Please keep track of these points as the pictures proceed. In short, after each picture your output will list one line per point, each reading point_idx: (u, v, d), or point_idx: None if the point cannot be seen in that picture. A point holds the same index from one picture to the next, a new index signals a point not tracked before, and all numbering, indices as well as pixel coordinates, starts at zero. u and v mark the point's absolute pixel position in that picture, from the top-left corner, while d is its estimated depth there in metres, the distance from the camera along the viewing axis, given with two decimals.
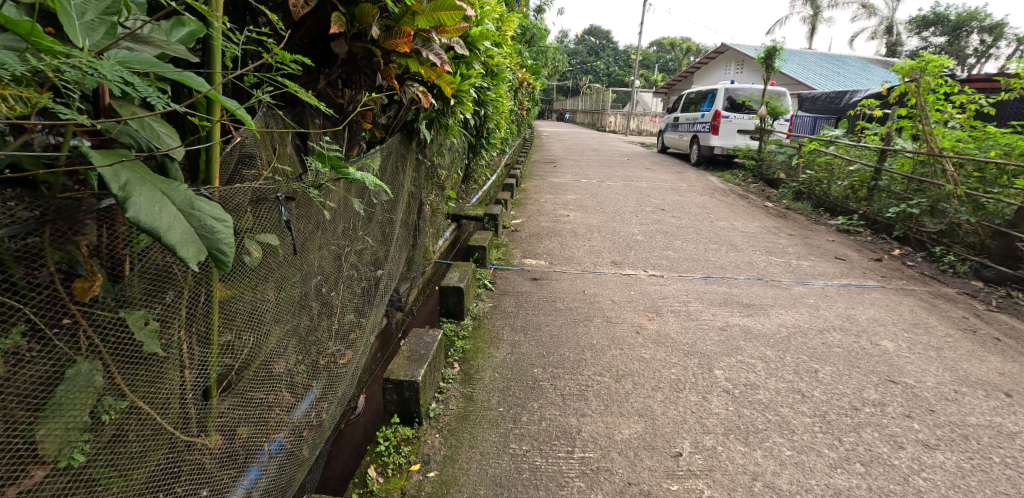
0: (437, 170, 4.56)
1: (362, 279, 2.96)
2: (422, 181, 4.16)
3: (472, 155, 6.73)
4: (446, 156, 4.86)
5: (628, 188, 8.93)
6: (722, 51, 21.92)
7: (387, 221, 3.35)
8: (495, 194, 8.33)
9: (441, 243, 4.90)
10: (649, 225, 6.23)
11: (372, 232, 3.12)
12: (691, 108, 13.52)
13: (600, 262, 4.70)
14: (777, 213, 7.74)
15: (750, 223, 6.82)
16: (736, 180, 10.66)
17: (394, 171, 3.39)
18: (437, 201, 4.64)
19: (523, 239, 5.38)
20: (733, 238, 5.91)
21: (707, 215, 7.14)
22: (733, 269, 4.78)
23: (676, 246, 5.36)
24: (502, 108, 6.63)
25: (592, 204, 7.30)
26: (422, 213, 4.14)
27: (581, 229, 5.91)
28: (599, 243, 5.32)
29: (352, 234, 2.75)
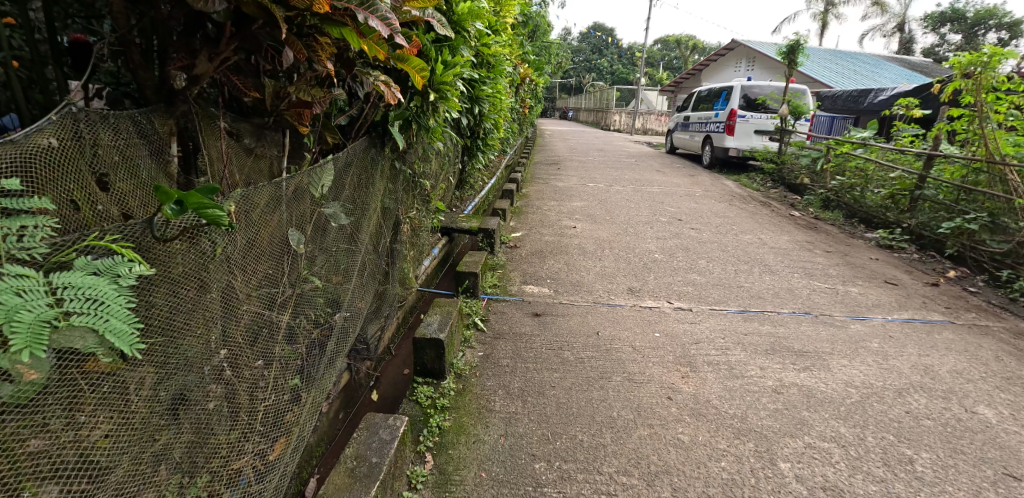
0: (421, 179, 3.82)
1: (309, 330, 2.26)
2: (401, 193, 3.44)
3: (467, 158, 5.99)
4: (434, 163, 4.14)
5: (639, 193, 8.18)
6: (733, 47, 21.02)
7: (347, 249, 2.65)
8: (493, 200, 7.58)
9: (426, 265, 4.15)
10: (666, 241, 5.45)
11: (324, 266, 2.43)
12: (703, 106, 12.72)
13: (615, 291, 3.93)
14: (806, 223, 6.98)
15: (778, 237, 6.06)
16: (755, 184, 9.87)
17: (356, 185, 2.68)
18: (422, 216, 3.91)
19: (523, 258, 4.62)
20: (764, 257, 5.15)
21: (729, 226, 6.38)
22: (772, 299, 4.02)
23: (701, 268, 4.60)
24: (501, 106, 5.88)
25: (601, 213, 6.52)
26: (400, 233, 3.40)
27: (590, 245, 5.14)
28: (612, 265, 4.54)
29: (282, 276, 2.02)
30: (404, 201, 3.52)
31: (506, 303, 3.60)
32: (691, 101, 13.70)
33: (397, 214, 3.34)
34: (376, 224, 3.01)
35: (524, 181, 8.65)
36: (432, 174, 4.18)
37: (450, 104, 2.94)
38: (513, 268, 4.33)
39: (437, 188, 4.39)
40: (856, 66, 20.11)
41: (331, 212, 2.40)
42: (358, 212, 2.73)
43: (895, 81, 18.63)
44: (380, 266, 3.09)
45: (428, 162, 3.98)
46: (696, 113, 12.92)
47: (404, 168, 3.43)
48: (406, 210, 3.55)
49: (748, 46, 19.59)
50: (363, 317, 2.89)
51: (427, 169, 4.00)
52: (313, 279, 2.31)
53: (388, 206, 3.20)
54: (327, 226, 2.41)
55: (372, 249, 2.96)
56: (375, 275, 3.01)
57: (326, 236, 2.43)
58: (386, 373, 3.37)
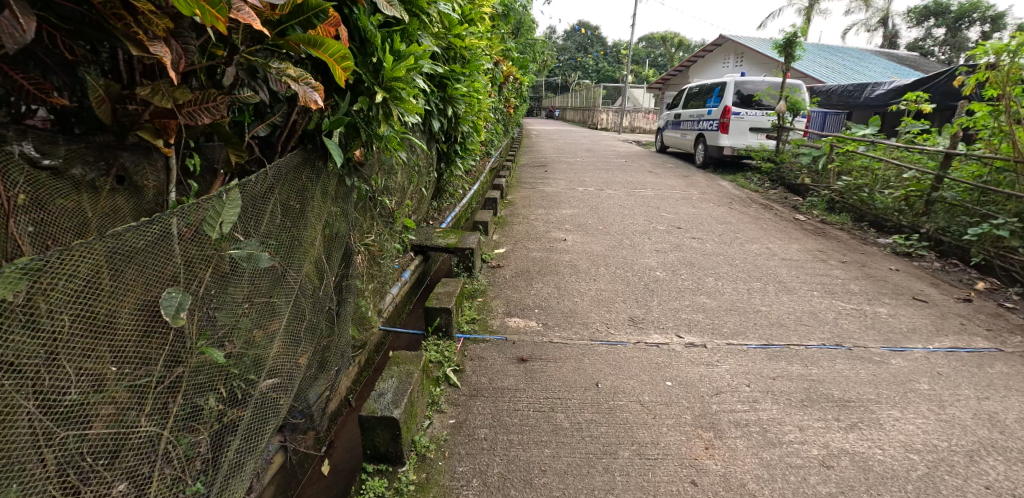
0: (382, 196, 3.22)
1: (213, 411, 1.75)
2: (354, 214, 2.82)
3: (444, 164, 5.40)
4: (400, 174, 3.53)
5: (632, 197, 7.62)
6: (721, 43, 20.57)
7: (276, 295, 2.05)
8: (475, 209, 6.99)
9: (393, 295, 3.55)
10: (667, 254, 4.88)
11: (239, 324, 1.85)
12: (694, 103, 12.22)
13: (615, 322, 3.34)
14: (813, 228, 6.47)
15: (787, 246, 5.53)
16: (752, 184, 9.36)
17: (286, 212, 2.08)
18: (386, 239, 3.30)
19: (507, 280, 4.02)
20: (777, 272, 4.61)
21: (733, 234, 5.84)
22: (795, 327, 3.47)
23: (709, 288, 4.04)
24: (480, 106, 5.29)
25: (592, 222, 5.94)
26: (356, 264, 2.79)
27: (582, 261, 4.55)
28: (608, 287, 3.95)
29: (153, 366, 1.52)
30: (360, 223, 2.91)
31: (484, 343, 3.01)
32: (682, 98, 13.18)
33: (350, 241, 2.73)
34: (321, 256, 2.41)
35: (509, 186, 8.04)
36: (398, 188, 3.57)
37: (408, 106, 2.35)
38: (494, 294, 3.73)
39: (405, 203, 3.78)
40: (845, 60, 19.74)
41: (245, 253, 1.81)
42: (291, 245, 2.13)
43: (886, 74, 18.28)
44: (328, 307, 2.50)
45: (391, 173, 3.37)
46: (687, 111, 12.41)
47: (357, 184, 2.83)
48: (363, 235, 2.93)
49: (737, 41, 19.14)
50: (302, 377, 2.30)
51: (390, 182, 3.39)
52: (217, 346, 1.75)
53: (336, 231, 2.59)
54: (241, 270, 1.82)
55: (316, 288, 2.36)
56: (320, 321, 2.42)
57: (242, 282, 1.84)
58: (341, 434, 2.77)
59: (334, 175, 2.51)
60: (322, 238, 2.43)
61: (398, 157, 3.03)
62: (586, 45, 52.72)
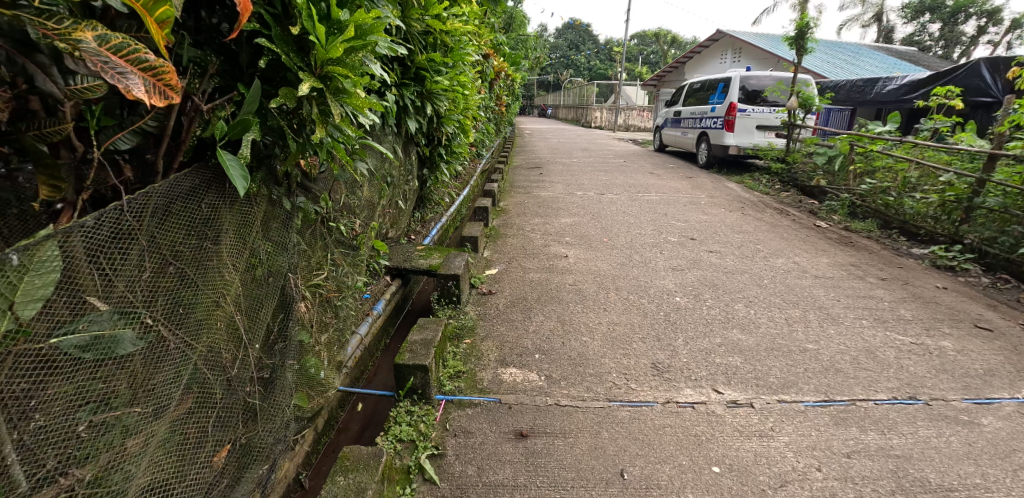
0: (341, 218, 2.55)
1: None
2: (301, 246, 2.17)
3: (426, 171, 4.74)
4: (366, 187, 2.87)
5: (636, 202, 6.97)
6: (719, 38, 19.95)
7: (163, 384, 1.47)
8: (463, 218, 6.32)
9: (355, 339, 2.89)
10: (683, 273, 4.24)
11: (90, 439, 1.28)
12: (695, 100, 11.60)
13: (634, 373, 2.69)
14: (837, 237, 5.84)
15: (816, 259, 4.90)
16: (761, 186, 8.74)
17: (175, 264, 1.49)
18: (351, 271, 2.64)
19: (499, 311, 3.36)
20: (812, 294, 3.98)
21: (753, 245, 5.20)
22: (853, 373, 2.84)
23: (740, 320, 3.39)
24: (469, 103, 4.63)
25: (594, 233, 5.28)
26: (299, 314, 2.10)
27: (586, 283, 3.89)
28: (622, 320, 3.29)
29: None
30: (311, 257, 2.25)
31: (472, 408, 2.35)
32: (682, 95, 12.55)
33: (296, 284, 2.08)
34: (246, 314, 1.79)
35: (501, 191, 7.35)
36: (366, 205, 2.91)
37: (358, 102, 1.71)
38: (483, 332, 3.07)
39: (374, 223, 3.11)
40: (844, 55, 19.21)
41: (91, 336, 1.24)
42: (186, 311, 1.54)
43: (887, 71, 17.76)
44: (260, 379, 1.87)
45: (353, 187, 2.71)
46: (688, 108, 11.77)
47: (304, 206, 2.17)
48: (315, 271, 2.27)
49: (735, 36, 18.52)
50: (211, 484, 1.68)
51: (353, 199, 2.71)
52: (42, 484, 1.18)
53: (273, 275, 1.95)
54: (86, 363, 1.24)
55: (238, 359, 1.75)
56: (246, 401, 1.79)
57: (92, 380, 1.26)
58: None
59: (263, 197, 1.86)
60: (247, 290, 1.80)
61: (359, 171, 2.38)
62: (577, 42, 52.02)
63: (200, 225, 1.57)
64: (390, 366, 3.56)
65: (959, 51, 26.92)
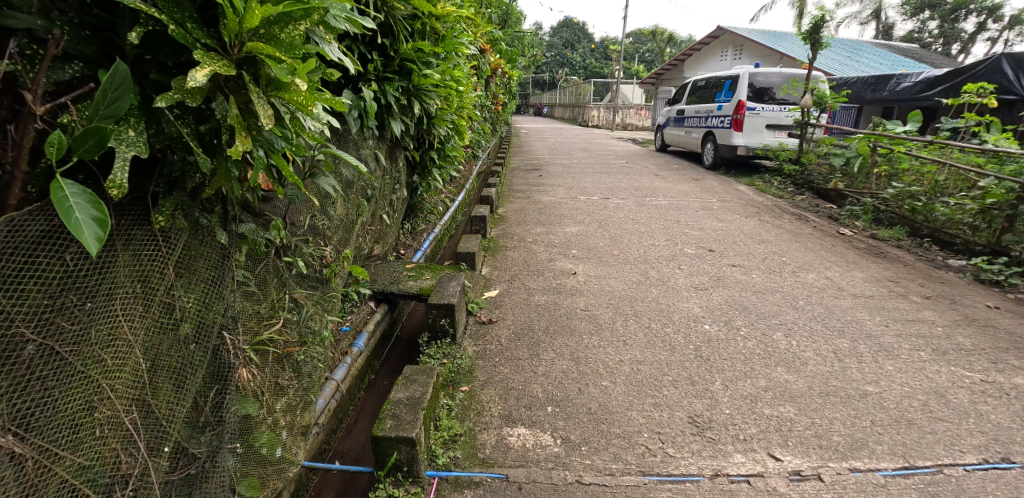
0: (303, 248, 2.02)
1: None
2: (246, 290, 1.68)
3: (415, 175, 4.22)
4: (342, 203, 2.39)
5: (644, 207, 6.49)
6: (718, 34, 19.53)
7: None
8: (458, 226, 5.84)
9: (328, 388, 2.41)
10: (708, 293, 3.75)
11: None
12: (700, 97, 11.13)
13: (670, 432, 2.19)
14: (865, 247, 5.38)
15: (849, 274, 4.42)
16: (773, 189, 8.28)
17: (29, 337, 1.02)
18: (319, 312, 2.12)
19: (501, 347, 2.86)
20: (856, 318, 3.50)
21: (778, 257, 4.72)
22: (930, 427, 2.37)
23: (782, 355, 2.91)
24: (465, 101, 4.10)
25: (603, 245, 4.78)
26: (240, 383, 1.59)
27: (600, 308, 3.39)
28: (646, 356, 2.80)
29: None
30: (262, 303, 1.75)
31: (472, 490, 1.85)
32: (685, 92, 12.10)
33: (238, 344, 1.59)
34: (159, 390, 1.32)
35: (499, 196, 6.86)
36: (344, 224, 2.43)
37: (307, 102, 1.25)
38: (483, 376, 2.57)
39: (352, 246, 2.59)
40: (846, 52, 18.79)
41: None
42: (48, 407, 1.06)
43: (890, 67, 17.34)
44: (186, 476, 1.40)
45: (324, 203, 2.22)
46: (691, 107, 11.31)
47: (251, 236, 1.70)
48: (268, 322, 1.76)
49: (735, 32, 18.09)
50: None
51: (324, 220, 2.22)
52: None
53: (204, 331, 1.48)
54: None
55: (150, 459, 1.26)
56: None
57: None
58: None
59: (183, 230, 1.39)
60: (159, 356, 1.33)
61: (327, 187, 1.89)
62: (573, 41, 51.54)
63: (70, 273, 1.10)
64: (377, 408, 3.09)
65: (960, 48, 26.53)
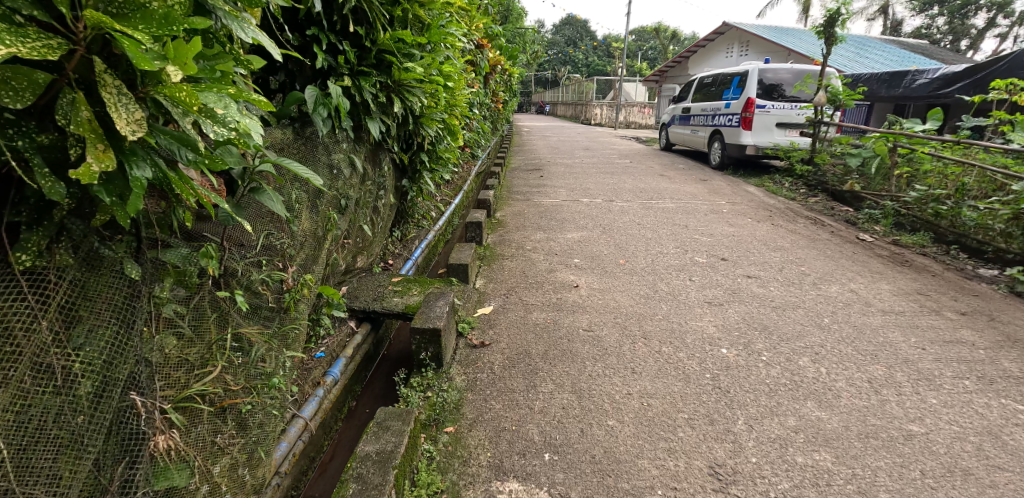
0: (253, 276, 1.71)
1: None
2: (174, 331, 1.40)
3: (403, 180, 3.92)
4: (308, 214, 2.09)
5: (649, 211, 6.16)
6: (724, 31, 19.07)
7: None
8: (452, 232, 5.54)
9: (293, 430, 2.08)
10: (723, 309, 3.42)
11: None
12: (706, 95, 10.77)
13: (688, 488, 1.88)
14: (888, 254, 5.04)
15: (874, 287, 4.08)
16: (784, 190, 7.92)
17: None
18: (274, 348, 1.78)
19: (493, 375, 2.54)
20: (888, 341, 3.17)
21: (796, 267, 4.39)
22: (989, 480, 2.04)
23: (810, 387, 2.59)
24: (457, 99, 3.78)
25: (607, 254, 4.46)
26: (152, 453, 1.27)
27: (605, 328, 3.06)
28: (657, 389, 2.47)
29: None
30: (195, 347, 1.44)
31: None
32: (691, 90, 11.74)
33: (154, 404, 1.29)
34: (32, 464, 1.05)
35: (497, 198, 6.54)
36: (313, 240, 2.13)
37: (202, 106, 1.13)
38: (471, 413, 2.25)
39: (323, 265, 2.27)
40: (855, 49, 18.35)
41: None
42: None
43: (901, 64, 16.88)
44: None
45: (286, 218, 1.92)
46: (698, 104, 10.96)
47: (184, 265, 1.41)
48: (203, 370, 1.45)
49: (742, 28, 17.66)
50: None
51: (286, 238, 1.92)
52: None
53: (110, 388, 1.20)
54: None
55: None
56: None
57: None
58: None
59: (70, 267, 1.14)
60: (38, 432, 1.06)
61: (271, 204, 1.62)
62: (575, 37, 51.01)
63: None
64: (356, 444, 2.71)
65: (970, 44, 26.01)
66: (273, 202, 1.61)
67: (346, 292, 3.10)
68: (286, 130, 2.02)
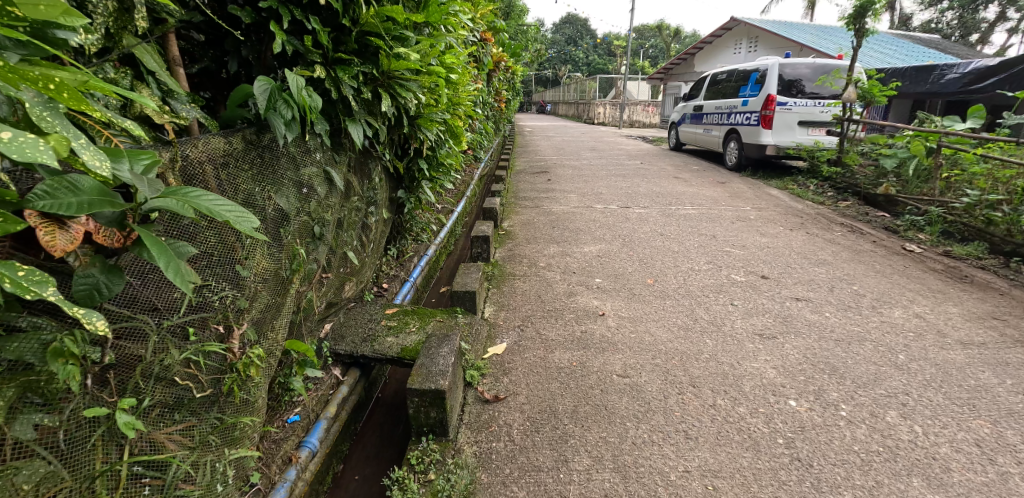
0: (173, 355, 1.22)
1: None
2: (37, 463, 0.96)
3: (400, 191, 3.42)
4: (264, 250, 1.58)
5: (670, 218, 5.63)
6: (732, 26, 18.51)
7: None
8: (453, 245, 5.03)
9: None
10: (778, 344, 2.89)
11: None
12: (719, 92, 10.25)
13: None
14: (943, 268, 4.50)
15: (941, 310, 3.55)
16: (810, 193, 7.39)
17: None
18: (209, 452, 1.32)
19: (513, 446, 2.02)
20: (981, 384, 2.64)
21: (847, 286, 3.86)
22: None
23: (910, 456, 2.06)
24: (463, 97, 3.26)
25: (632, 271, 3.93)
26: None
27: (644, 373, 2.53)
28: (722, 463, 1.94)
29: None
30: (63, 491, 1.00)
31: None
32: (702, 87, 11.19)
33: None
34: None
35: (504, 206, 6.01)
36: (274, 283, 1.61)
37: None
38: None
39: (291, 312, 1.78)
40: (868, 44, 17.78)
41: None
42: None
43: (916, 59, 16.30)
44: None
45: (234, 264, 1.44)
46: (711, 102, 10.41)
47: (37, 364, 0.93)
48: None
49: (751, 24, 17.12)
50: None
51: (233, 291, 1.44)
52: None
53: None
54: None
55: None
56: None
57: None
58: None
59: None
60: None
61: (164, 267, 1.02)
62: (575, 35, 50.37)
63: None
64: None
65: (980, 39, 25.46)
66: (161, 259, 1.03)
67: (330, 330, 2.58)
68: (235, 138, 1.51)
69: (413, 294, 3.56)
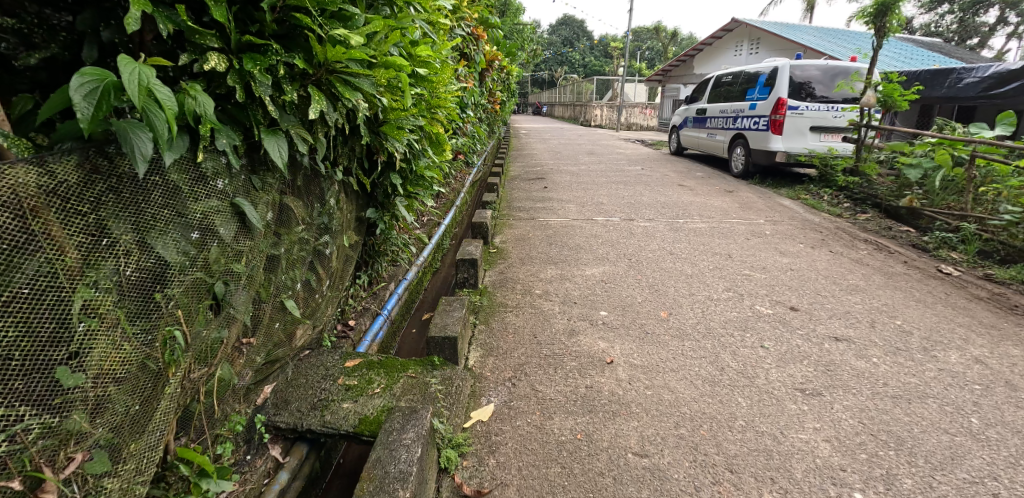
0: None
1: None
2: None
3: (370, 209, 2.88)
4: (112, 335, 1.08)
5: (679, 233, 5.12)
6: (733, 27, 18.10)
7: None
8: (438, 263, 4.50)
9: None
10: (826, 405, 2.38)
11: None
12: (724, 95, 9.76)
13: None
14: (988, 294, 4.01)
15: (1003, 353, 3.05)
16: (825, 204, 6.91)
17: None
18: None
19: None
20: None
21: (888, 320, 3.35)
22: None
23: None
24: (443, 97, 2.72)
25: (642, 302, 3.40)
26: None
27: (666, 451, 2.00)
28: None
29: None
30: None
31: None
32: (705, 89, 10.70)
33: None
34: None
35: (497, 218, 5.48)
36: (129, 384, 1.11)
37: None
38: None
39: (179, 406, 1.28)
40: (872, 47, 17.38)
41: None
42: None
43: (920, 62, 15.91)
44: None
45: (45, 371, 0.98)
46: (715, 105, 9.91)
47: None
48: None
49: (753, 24, 16.69)
50: None
51: (44, 413, 0.97)
52: None
53: None
54: None
55: None
56: None
57: None
58: None
59: None
60: None
61: None
62: (571, 36, 49.96)
63: None
64: None
65: (980, 43, 25.21)
66: None
67: (271, 394, 2.05)
68: (63, 165, 1.00)
69: (387, 330, 3.02)
